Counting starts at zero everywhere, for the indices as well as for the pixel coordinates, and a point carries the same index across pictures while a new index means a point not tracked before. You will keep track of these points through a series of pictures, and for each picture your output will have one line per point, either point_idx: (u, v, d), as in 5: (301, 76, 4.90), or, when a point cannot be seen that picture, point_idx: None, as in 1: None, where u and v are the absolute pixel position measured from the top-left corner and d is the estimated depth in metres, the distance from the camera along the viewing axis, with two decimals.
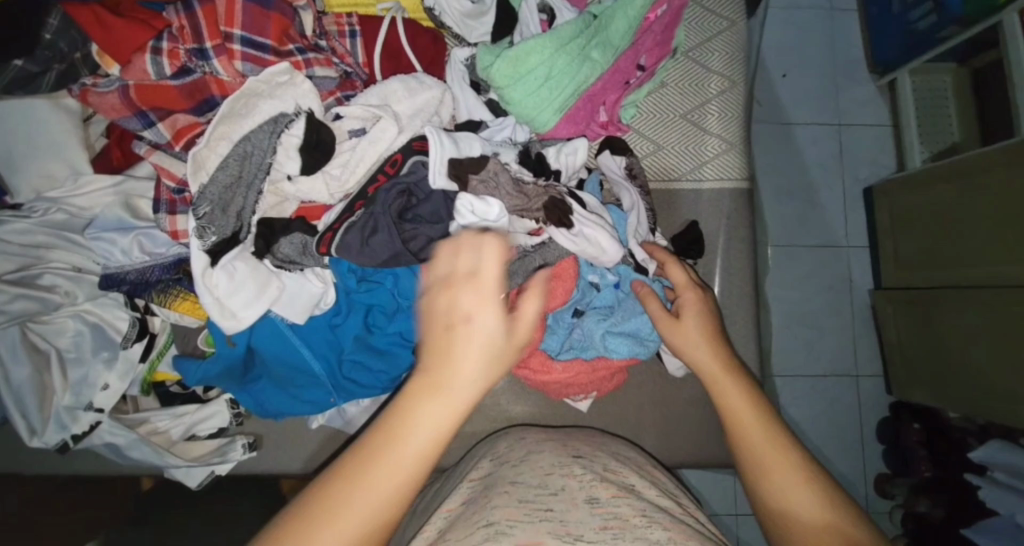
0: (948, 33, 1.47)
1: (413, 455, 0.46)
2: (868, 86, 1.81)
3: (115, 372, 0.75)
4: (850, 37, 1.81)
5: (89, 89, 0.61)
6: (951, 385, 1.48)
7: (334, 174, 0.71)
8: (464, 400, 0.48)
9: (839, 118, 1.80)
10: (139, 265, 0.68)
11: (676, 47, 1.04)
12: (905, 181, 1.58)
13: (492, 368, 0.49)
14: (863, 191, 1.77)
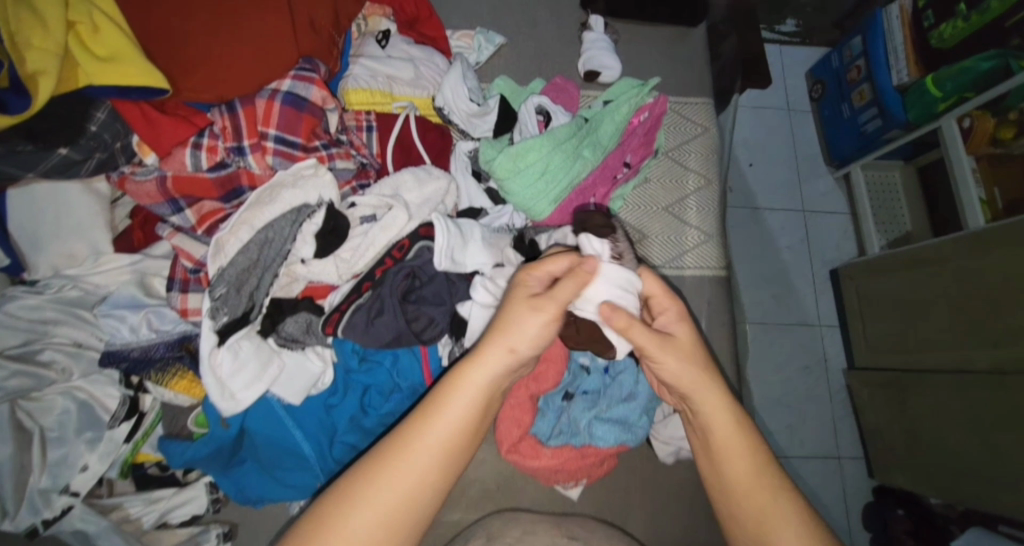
0: (893, 134, 1.66)
1: (433, 439, 0.56)
2: (827, 179, 1.99)
3: (96, 453, 0.72)
4: (807, 137, 2.03)
5: (126, 177, 0.66)
6: (925, 469, 1.52)
7: (345, 257, 0.75)
8: (474, 398, 0.58)
9: (802, 205, 1.96)
10: (143, 343, 0.68)
11: (658, 147, 1.15)
12: (866, 268, 1.71)
13: (481, 385, 0.58)
14: (829, 273, 1.90)
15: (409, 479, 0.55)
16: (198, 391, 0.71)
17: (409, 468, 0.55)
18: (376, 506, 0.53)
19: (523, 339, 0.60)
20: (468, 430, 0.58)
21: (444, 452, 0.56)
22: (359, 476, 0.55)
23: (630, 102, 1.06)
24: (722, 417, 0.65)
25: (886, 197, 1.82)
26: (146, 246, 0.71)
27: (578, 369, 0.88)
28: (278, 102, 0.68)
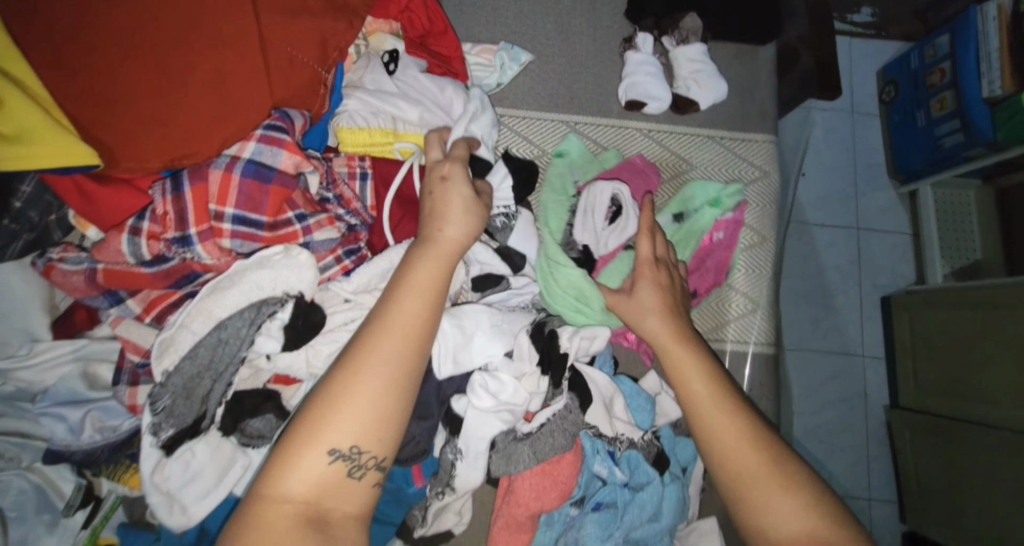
0: (974, 152, 1.45)
1: (393, 339, 0.57)
2: (889, 192, 1.75)
3: (56, 536, 0.66)
4: (872, 143, 1.77)
5: (54, 265, 0.55)
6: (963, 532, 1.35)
7: (322, 348, 0.63)
8: (432, 270, 0.62)
9: (856, 221, 1.73)
10: (86, 446, 0.59)
11: (731, 271, 0.97)
12: (928, 297, 1.49)
13: (404, 313, 0.58)
14: (880, 298, 1.69)
15: (351, 415, 0.53)
16: None
17: (366, 385, 0.54)
18: (343, 417, 0.53)
19: (457, 238, 0.65)
20: (428, 322, 0.60)
21: (408, 346, 0.57)
22: (308, 425, 0.53)
23: (703, 220, 0.96)
24: (710, 396, 0.70)
25: (955, 221, 1.61)
26: (87, 328, 0.61)
27: (592, 477, 0.79)
28: (236, 175, 0.57)
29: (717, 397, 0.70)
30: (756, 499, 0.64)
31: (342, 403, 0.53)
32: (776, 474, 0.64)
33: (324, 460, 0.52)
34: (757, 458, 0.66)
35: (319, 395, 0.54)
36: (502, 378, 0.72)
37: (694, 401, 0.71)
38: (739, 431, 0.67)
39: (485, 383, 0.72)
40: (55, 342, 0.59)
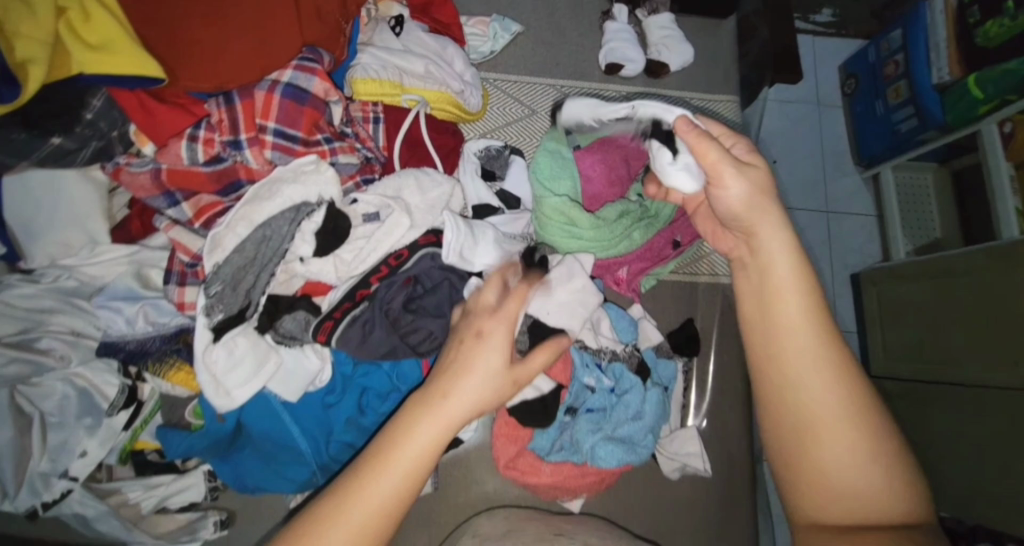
0: (928, 136, 1.58)
1: (400, 468, 0.53)
2: (854, 178, 1.91)
3: (95, 438, 0.73)
4: (836, 132, 1.93)
5: (122, 168, 0.65)
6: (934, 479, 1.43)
7: (345, 258, 0.75)
8: (438, 431, 0.56)
9: (826, 205, 1.88)
10: (139, 335, 0.68)
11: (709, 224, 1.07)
12: (890, 273, 1.64)
13: (443, 424, 0.56)
14: (850, 276, 1.84)
15: (386, 491, 0.52)
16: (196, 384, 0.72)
17: (375, 495, 0.52)
18: (332, 536, 0.50)
19: (480, 402, 0.58)
20: (429, 467, 0.55)
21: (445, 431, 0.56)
22: (319, 515, 0.51)
23: (681, 179, 1.05)
24: (803, 329, 0.60)
25: (915, 203, 1.74)
26: (143, 234, 0.71)
27: (582, 387, 0.84)
28: (278, 94, 0.67)
29: (826, 343, 0.59)
30: (808, 443, 0.57)
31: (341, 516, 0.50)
32: (842, 413, 0.56)
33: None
34: (853, 430, 0.56)
35: (362, 465, 0.53)
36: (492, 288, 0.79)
37: (785, 321, 0.60)
38: (823, 376, 0.58)
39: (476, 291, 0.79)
40: (111, 245, 0.69)
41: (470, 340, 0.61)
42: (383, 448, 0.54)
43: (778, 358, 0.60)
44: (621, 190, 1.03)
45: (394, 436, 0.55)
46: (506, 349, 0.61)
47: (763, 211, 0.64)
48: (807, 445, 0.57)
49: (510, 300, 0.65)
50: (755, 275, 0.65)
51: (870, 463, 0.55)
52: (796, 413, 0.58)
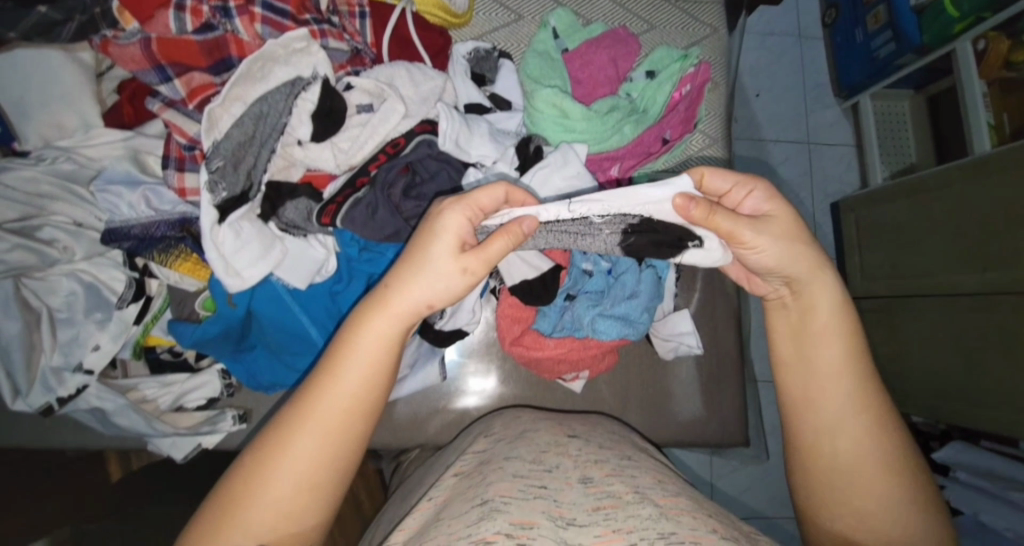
0: (905, 61, 1.58)
1: (330, 410, 0.57)
2: (834, 110, 1.89)
3: (107, 333, 0.74)
4: (817, 64, 1.91)
5: (110, 41, 0.67)
6: (917, 384, 1.51)
7: (342, 147, 0.75)
8: (387, 331, 0.59)
9: (807, 136, 1.87)
10: (144, 221, 0.70)
11: (698, 124, 1.05)
12: (867, 197, 1.65)
13: (347, 383, 0.58)
14: (830, 205, 1.84)
15: (307, 449, 0.56)
16: (203, 272, 0.73)
17: (299, 449, 0.56)
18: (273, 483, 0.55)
19: (441, 295, 0.59)
20: (383, 371, 0.59)
21: (365, 390, 0.58)
22: (233, 497, 0.55)
23: (671, 78, 0.99)
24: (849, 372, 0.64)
25: (892, 128, 1.77)
26: (138, 124, 0.74)
27: (580, 273, 0.87)
28: None
29: (859, 401, 0.64)
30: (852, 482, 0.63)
31: (273, 466, 0.55)
32: (871, 433, 0.63)
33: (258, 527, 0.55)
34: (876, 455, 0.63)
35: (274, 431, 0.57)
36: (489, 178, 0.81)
37: (824, 363, 0.65)
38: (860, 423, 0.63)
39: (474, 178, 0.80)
40: (104, 128, 0.72)
41: (425, 234, 0.60)
42: (293, 412, 0.57)
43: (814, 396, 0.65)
44: (611, 88, 1.01)
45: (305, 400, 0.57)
46: (457, 235, 0.59)
47: (807, 268, 0.63)
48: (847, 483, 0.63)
49: (478, 192, 0.61)
50: (800, 312, 0.66)
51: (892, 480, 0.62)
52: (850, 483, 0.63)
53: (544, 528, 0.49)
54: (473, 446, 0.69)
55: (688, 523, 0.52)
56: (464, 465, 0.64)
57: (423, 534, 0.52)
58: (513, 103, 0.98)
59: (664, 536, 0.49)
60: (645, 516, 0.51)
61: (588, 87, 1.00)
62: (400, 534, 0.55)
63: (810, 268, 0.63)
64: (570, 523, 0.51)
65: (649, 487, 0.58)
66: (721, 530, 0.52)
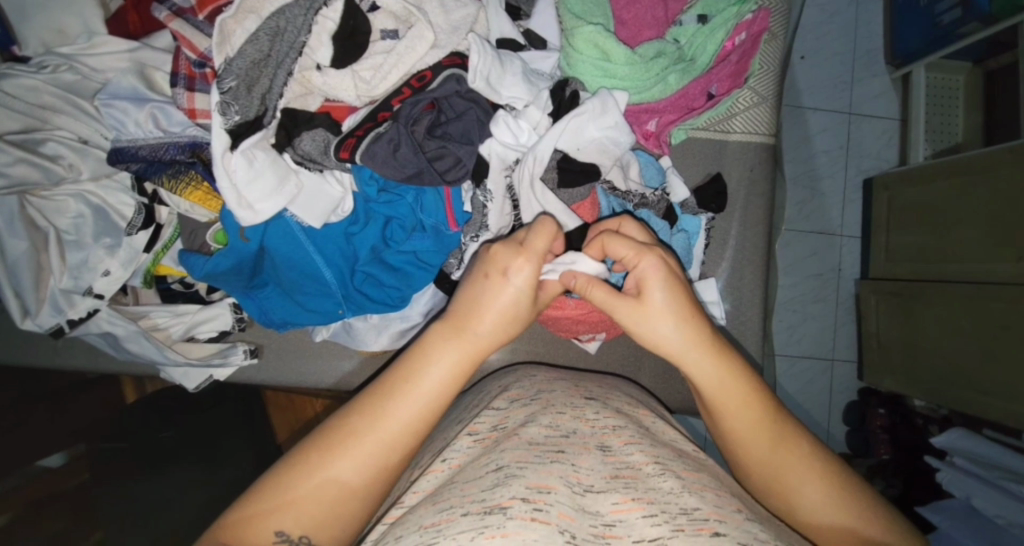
0: (970, 29, 1.44)
1: (390, 429, 0.55)
2: (883, 78, 1.75)
3: (117, 259, 0.72)
4: (873, 26, 1.75)
5: None
6: (923, 372, 1.48)
7: (365, 77, 0.69)
8: (458, 361, 0.57)
9: (849, 106, 1.75)
10: (152, 142, 0.66)
11: (748, 78, 0.96)
12: (906, 175, 1.55)
13: (410, 404, 0.55)
14: (863, 182, 1.74)
15: (364, 462, 0.54)
16: (213, 204, 0.69)
17: (352, 464, 0.54)
18: (316, 492, 0.53)
19: (502, 325, 0.58)
20: (447, 398, 0.57)
21: (430, 411, 0.56)
22: (275, 491, 0.53)
23: (725, 24, 0.91)
24: (732, 388, 0.60)
25: (942, 105, 1.62)
26: (139, 33, 0.70)
27: None
28: None
29: (746, 407, 0.60)
30: (776, 482, 0.59)
31: (323, 475, 0.53)
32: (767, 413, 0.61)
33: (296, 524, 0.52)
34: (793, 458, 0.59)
35: (331, 438, 0.55)
36: (520, 125, 0.75)
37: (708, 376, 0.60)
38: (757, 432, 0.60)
39: (504, 120, 0.74)
40: (108, 37, 0.67)
41: (498, 273, 0.58)
42: (352, 422, 0.55)
43: (715, 411, 0.61)
44: (657, 32, 0.92)
45: (365, 413, 0.55)
46: (529, 272, 0.58)
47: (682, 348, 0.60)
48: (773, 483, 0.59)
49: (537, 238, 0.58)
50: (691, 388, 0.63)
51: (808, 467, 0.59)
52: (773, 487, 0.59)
53: (560, 494, 0.48)
54: (488, 404, 0.67)
55: (710, 497, 0.50)
56: (485, 427, 0.61)
57: (438, 494, 0.51)
58: (549, 42, 0.88)
59: (686, 511, 0.48)
60: (666, 490, 0.50)
61: (632, 30, 0.91)
62: (415, 496, 0.54)
63: (684, 348, 0.60)
64: (588, 491, 0.50)
65: (670, 458, 0.56)
66: (744, 508, 0.51)
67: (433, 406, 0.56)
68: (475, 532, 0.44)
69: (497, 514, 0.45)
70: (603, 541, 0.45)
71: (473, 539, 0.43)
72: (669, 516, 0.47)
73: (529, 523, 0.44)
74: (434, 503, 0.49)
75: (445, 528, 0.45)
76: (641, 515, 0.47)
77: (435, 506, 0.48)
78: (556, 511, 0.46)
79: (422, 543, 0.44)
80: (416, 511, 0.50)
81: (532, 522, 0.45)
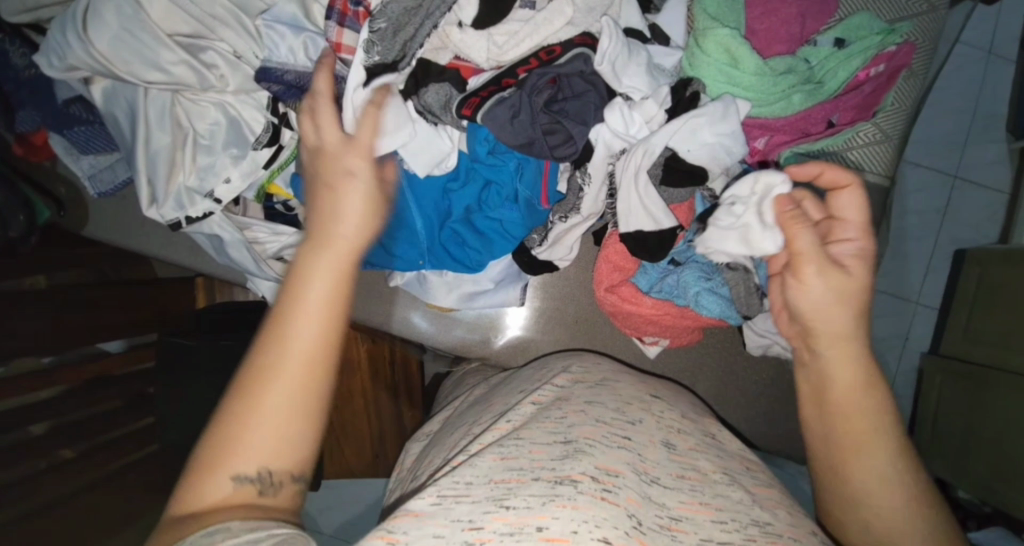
0: None
1: (292, 362, 0.52)
2: (998, 146, 1.61)
3: (239, 169, 0.78)
4: (998, 88, 1.61)
5: None
6: (967, 461, 1.38)
7: (498, 41, 0.71)
8: (329, 278, 0.55)
9: (957, 168, 1.61)
10: (299, 68, 0.71)
11: (876, 113, 0.91)
12: (1004, 254, 1.38)
13: (299, 326, 0.52)
14: (953, 252, 1.61)
15: (291, 393, 0.51)
16: None
17: (283, 400, 0.51)
18: (246, 444, 0.50)
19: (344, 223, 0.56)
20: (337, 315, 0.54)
21: (318, 328, 0.53)
22: (210, 454, 0.51)
23: (864, 53, 0.86)
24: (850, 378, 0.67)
25: None
26: None
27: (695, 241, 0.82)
28: None
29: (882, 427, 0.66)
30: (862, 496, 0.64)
31: (250, 432, 0.50)
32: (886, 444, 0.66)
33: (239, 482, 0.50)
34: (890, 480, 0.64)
35: (261, 377, 0.52)
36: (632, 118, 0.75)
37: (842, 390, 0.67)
38: (881, 449, 0.65)
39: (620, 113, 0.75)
40: None
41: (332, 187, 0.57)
42: (283, 357, 0.52)
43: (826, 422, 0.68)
44: (789, 48, 0.87)
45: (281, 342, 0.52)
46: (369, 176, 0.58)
47: (840, 331, 0.66)
48: (836, 463, 0.66)
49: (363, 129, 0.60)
50: (814, 379, 0.70)
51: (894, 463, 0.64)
52: (871, 502, 0.64)
53: (629, 480, 0.50)
54: (550, 379, 0.68)
55: (783, 514, 0.53)
56: (545, 397, 0.63)
57: (503, 447, 0.54)
58: (672, 40, 0.87)
59: (759, 523, 0.50)
60: (737, 500, 0.52)
61: (764, 41, 0.86)
62: (478, 446, 0.57)
63: (846, 325, 0.66)
64: (655, 482, 0.51)
65: (738, 473, 0.58)
66: (817, 531, 0.53)
67: (306, 322, 0.53)
68: (546, 498, 0.47)
69: (567, 486, 0.48)
70: (668, 533, 0.47)
71: (543, 504, 0.46)
72: (739, 525, 0.49)
73: (598, 501, 0.47)
74: (502, 457, 0.52)
75: (517, 488, 0.48)
76: (710, 519, 0.49)
77: (503, 463, 0.52)
78: (624, 495, 0.48)
79: (494, 497, 0.48)
80: (482, 458, 0.53)
81: (601, 500, 0.47)
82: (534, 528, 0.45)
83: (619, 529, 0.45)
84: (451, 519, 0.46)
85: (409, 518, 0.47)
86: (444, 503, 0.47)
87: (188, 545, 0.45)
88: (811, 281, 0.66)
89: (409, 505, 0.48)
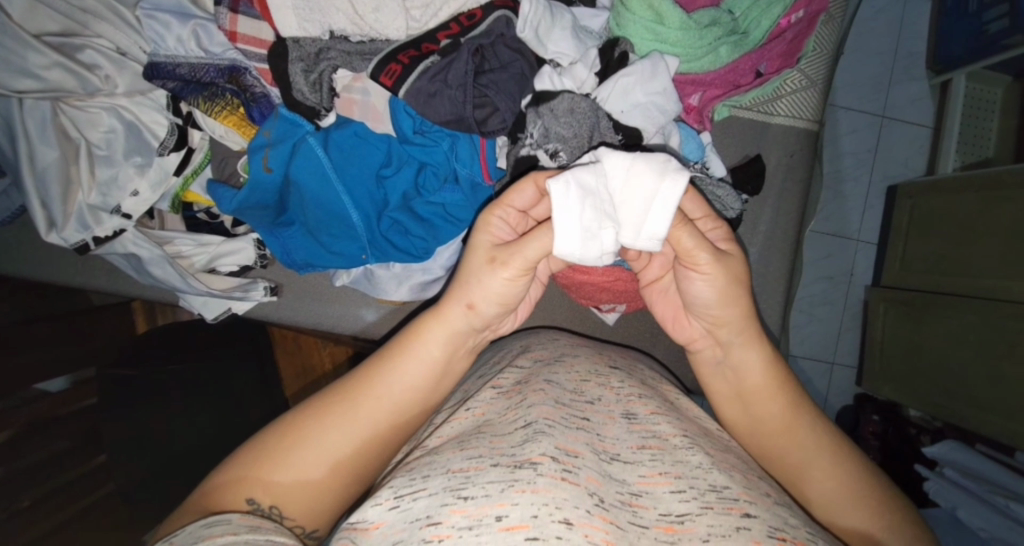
0: (1016, 41, 1.38)
1: (363, 417, 0.58)
2: (921, 84, 1.69)
3: (146, 180, 0.72)
4: (916, 27, 1.68)
5: None
6: (920, 379, 1.46)
7: (415, 14, 0.68)
8: (441, 349, 0.61)
9: (883, 108, 1.68)
10: (193, 62, 0.68)
11: (799, 59, 0.93)
12: (932, 186, 1.47)
13: (375, 395, 0.59)
14: (886, 188, 1.68)
15: (355, 436, 0.58)
16: (248, 132, 0.72)
17: (331, 439, 0.56)
18: (280, 466, 0.55)
19: (486, 299, 0.59)
20: (428, 380, 0.61)
21: (406, 395, 0.60)
22: (242, 470, 0.55)
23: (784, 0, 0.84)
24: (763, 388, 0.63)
25: (977, 116, 1.57)
26: None
27: None
28: None
29: (789, 430, 0.62)
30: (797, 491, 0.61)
31: (288, 458, 0.55)
32: (820, 444, 0.61)
33: (252, 500, 0.53)
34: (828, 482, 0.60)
35: (324, 409, 0.58)
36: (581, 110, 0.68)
37: (763, 413, 0.63)
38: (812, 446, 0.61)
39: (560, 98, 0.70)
40: None
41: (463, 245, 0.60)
42: (346, 397, 0.59)
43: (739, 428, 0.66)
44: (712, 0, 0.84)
45: (351, 394, 0.59)
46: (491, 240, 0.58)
47: (722, 322, 0.62)
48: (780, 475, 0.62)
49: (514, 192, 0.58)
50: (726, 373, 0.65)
51: (837, 480, 0.60)
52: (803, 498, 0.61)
53: (588, 460, 0.50)
54: (511, 361, 0.67)
55: (736, 476, 0.53)
56: (509, 383, 0.62)
57: (464, 439, 0.53)
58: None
59: (715, 488, 0.49)
60: (693, 464, 0.52)
61: None
62: (437, 439, 0.55)
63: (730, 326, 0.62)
64: (614, 459, 0.52)
65: (695, 434, 0.58)
66: (772, 493, 0.53)
67: (411, 396, 0.60)
68: (504, 484, 0.45)
69: (527, 470, 0.47)
70: (629, 509, 0.47)
71: (502, 490, 0.45)
72: (697, 492, 0.49)
73: (558, 482, 0.46)
74: (461, 449, 0.51)
75: (474, 476, 0.47)
76: (669, 490, 0.49)
77: (462, 453, 0.50)
78: (584, 475, 0.48)
79: (452, 487, 0.46)
80: (441, 453, 0.52)
81: (562, 481, 0.46)
82: (493, 519, 0.43)
83: (580, 508, 0.44)
84: (408, 521, 0.45)
85: (370, 531, 0.46)
86: (400, 504, 0.46)
87: (185, 534, 0.46)
88: (707, 273, 0.58)
89: (366, 510, 0.47)
